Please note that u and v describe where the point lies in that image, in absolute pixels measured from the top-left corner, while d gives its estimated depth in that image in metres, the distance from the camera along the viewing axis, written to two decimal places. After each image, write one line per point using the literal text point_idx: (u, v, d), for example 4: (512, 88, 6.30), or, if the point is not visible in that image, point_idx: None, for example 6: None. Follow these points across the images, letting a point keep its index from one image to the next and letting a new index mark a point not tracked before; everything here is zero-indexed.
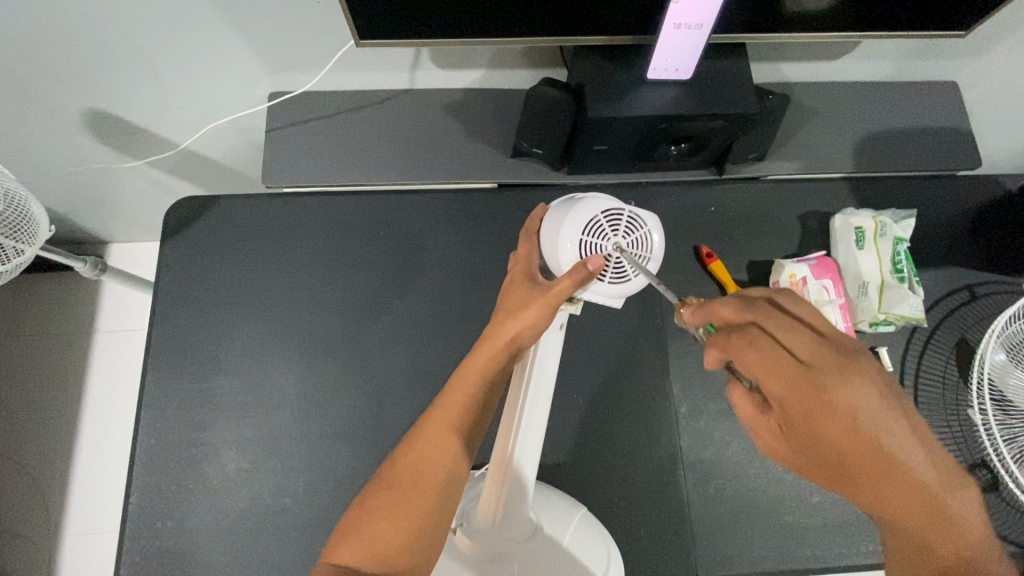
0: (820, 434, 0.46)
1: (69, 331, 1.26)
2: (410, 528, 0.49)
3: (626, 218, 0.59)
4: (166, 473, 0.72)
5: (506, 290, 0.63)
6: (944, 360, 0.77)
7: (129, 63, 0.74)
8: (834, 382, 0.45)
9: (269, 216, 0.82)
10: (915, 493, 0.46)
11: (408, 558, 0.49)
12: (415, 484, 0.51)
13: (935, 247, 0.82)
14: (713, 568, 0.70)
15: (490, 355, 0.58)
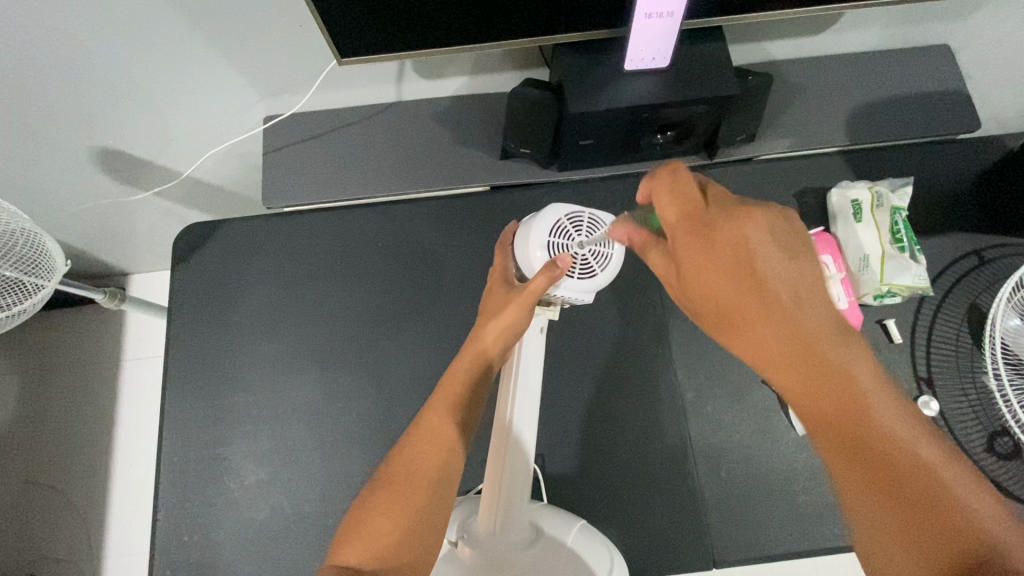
0: (708, 257, 0.48)
1: (97, 360, 1.31)
2: (412, 522, 0.51)
3: (588, 219, 0.62)
4: (189, 489, 0.75)
5: (483, 301, 0.67)
6: (956, 327, 0.75)
7: (129, 100, 0.77)
8: (721, 219, 0.48)
9: (272, 234, 0.85)
10: (805, 335, 0.46)
11: (410, 550, 0.49)
12: (412, 480, 0.53)
13: (937, 213, 0.80)
14: (730, 552, 0.70)
15: (471, 356, 0.60)
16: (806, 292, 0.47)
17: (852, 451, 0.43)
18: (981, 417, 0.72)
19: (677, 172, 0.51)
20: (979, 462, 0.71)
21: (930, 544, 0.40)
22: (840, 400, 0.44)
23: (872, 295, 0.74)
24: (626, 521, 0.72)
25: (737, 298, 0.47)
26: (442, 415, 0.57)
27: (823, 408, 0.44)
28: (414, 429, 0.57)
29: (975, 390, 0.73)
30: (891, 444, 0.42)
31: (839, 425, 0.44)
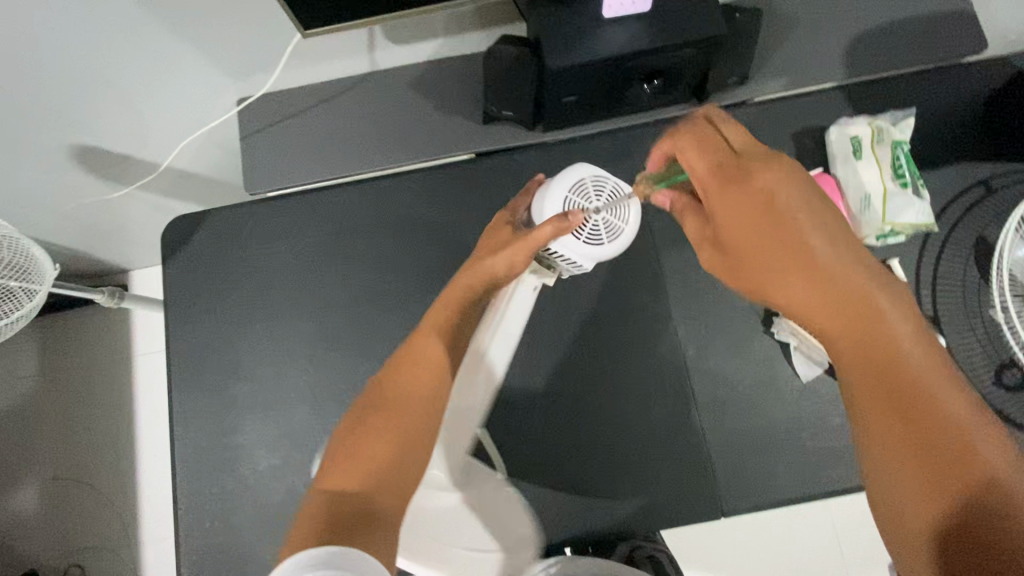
0: (737, 205, 0.46)
1: (111, 357, 1.33)
2: (401, 443, 0.52)
3: (612, 186, 0.65)
4: (203, 478, 0.76)
5: (484, 244, 0.69)
6: (963, 262, 0.73)
7: (98, 97, 0.75)
8: (758, 167, 0.46)
9: (258, 220, 0.83)
10: (833, 285, 0.44)
11: (397, 470, 0.51)
12: (399, 406, 0.54)
13: (942, 145, 0.77)
14: (738, 502, 0.71)
15: (472, 278, 0.64)
16: (844, 243, 0.45)
17: (888, 405, 0.41)
18: (989, 352, 0.71)
19: (704, 129, 0.50)
20: (988, 396, 0.70)
21: (969, 511, 0.38)
22: (863, 346, 0.43)
23: (874, 237, 0.72)
24: (634, 478, 0.72)
25: (762, 246, 0.46)
26: (433, 344, 0.59)
27: (857, 358, 0.43)
28: (401, 359, 0.58)
29: (983, 324, 0.72)
30: (923, 397, 0.41)
31: (869, 376, 0.42)
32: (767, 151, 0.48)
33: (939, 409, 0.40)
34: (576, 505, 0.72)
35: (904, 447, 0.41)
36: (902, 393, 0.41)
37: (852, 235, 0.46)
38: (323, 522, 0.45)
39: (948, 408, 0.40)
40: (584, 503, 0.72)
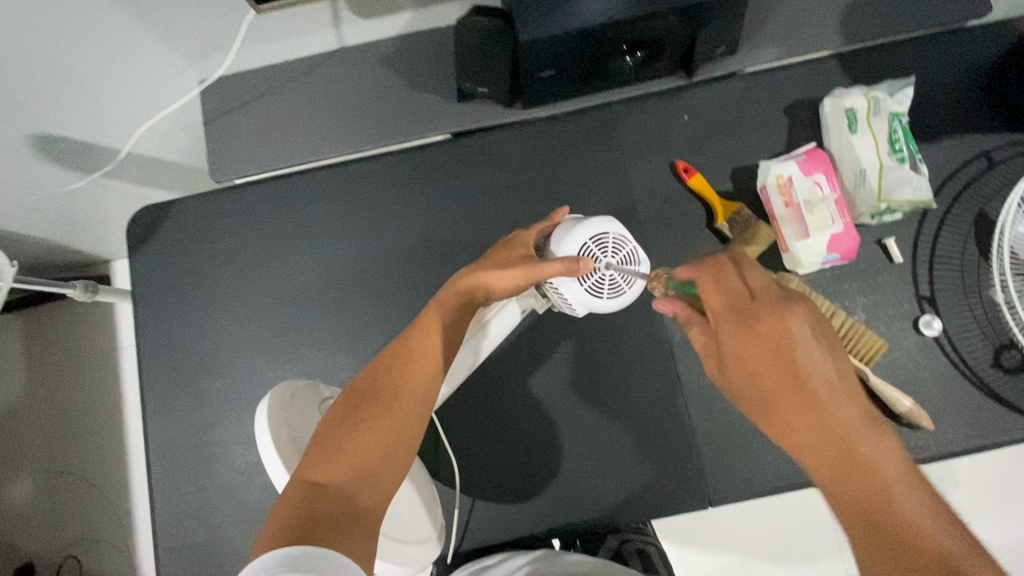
0: (747, 344, 0.49)
1: (93, 345, 1.26)
2: (390, 441, 0.53)
3: (629, 249, 0.64)
4: (180, 478, 0.74)
5: (491, 253, 0.66)
6: (962, 239, 0.70)
7: (53, 88, 0.67)
8: (769, 313, 0.49)
9: (228, 210, 0.80)
10: (832, 419, 0.47)
11: (382, 466, 0.52)
12: (389, 403, 0.55)
13: (941, 116, 0.73)
14: (728, 491, 0.69)
15: (475, 282, 0.62)
16: (845, 392, 0.49)
17: (871, 530, 0.44)
18: (988, 332, 0.68)
19: (723, 266, 0.51)
20: (985, 378, 0.68)
21: None
22: (854, 472, 0.46)
23: (870, 215, 0.68)
24: (620, 469, 0.70)
25: (771, 380, 0.49)
26: (430, 342, 0.59)
27: (847, 485, 0.46)
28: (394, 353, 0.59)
29: (982, 303, 0.69)
30: (908, 525, 0.43)
31: (858, 501, 0.45)
32: (776, 291, 0.50)
33: (921, 536, 0.43)
34: (559, 495, 0.70)
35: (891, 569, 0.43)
36: (889, 524, 0.44)
37: (852, 379, 0.50)
38: (303, 509, 0.46)
39: (934, 539, 0.42)
40: (567, 494, 0.70)
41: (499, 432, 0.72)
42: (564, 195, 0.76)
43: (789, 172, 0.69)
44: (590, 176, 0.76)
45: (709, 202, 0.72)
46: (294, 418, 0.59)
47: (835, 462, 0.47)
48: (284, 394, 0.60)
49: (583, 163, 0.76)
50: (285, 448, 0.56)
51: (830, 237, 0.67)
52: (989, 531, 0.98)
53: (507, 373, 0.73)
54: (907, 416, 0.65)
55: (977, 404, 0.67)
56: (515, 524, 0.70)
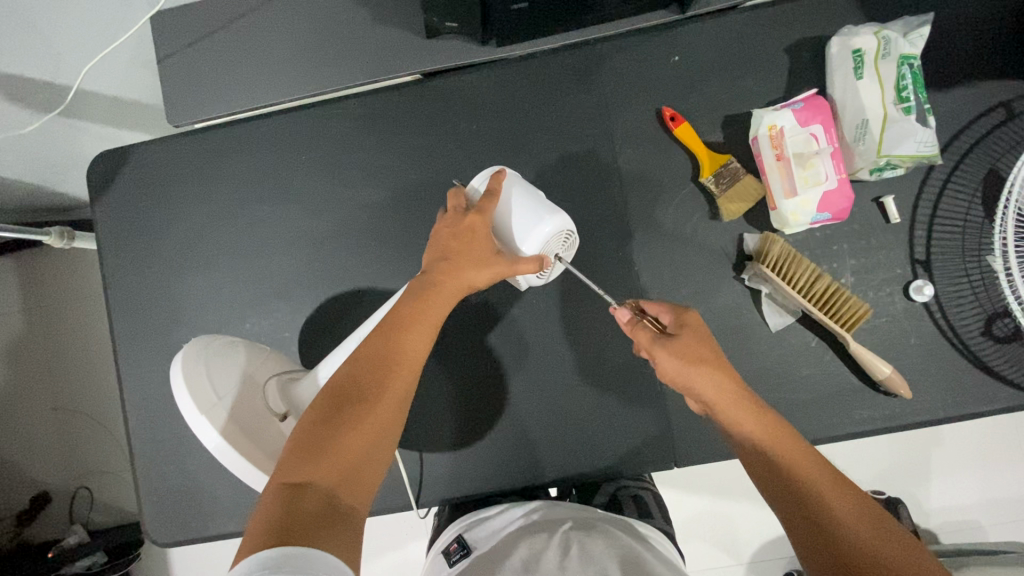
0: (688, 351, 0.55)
1: (73, 290, 1.22)
2: (373, 439, 0.51)
3: (571, 236, 0.64)
4: (156, 425, 0.74)
5: (457, 243, 0.59)
6: (966, 199, 0.65)
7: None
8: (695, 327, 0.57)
9: (185, 153, 0.75)
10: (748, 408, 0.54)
11: (366, 464, 0.50)
12: (372, 399, 0.52)
13: (959, 59, 0.66)
14: (696, 450, 0.69)
15: (456, 282, 0.58)
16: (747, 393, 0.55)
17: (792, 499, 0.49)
18: (981, 299, 0.65)
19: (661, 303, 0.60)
20: (971, 346, 0.65)
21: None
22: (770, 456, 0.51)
23: (868, 170, 0.62)
24: (588, 428, 0.70)
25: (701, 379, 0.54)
26: (410, 338, 0.55)
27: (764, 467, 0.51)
28: (380, 346, 0.55)
29: (979, 269, 0.65)
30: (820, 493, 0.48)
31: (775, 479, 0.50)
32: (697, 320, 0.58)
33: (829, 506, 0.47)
34: (526, 453, 0.70)
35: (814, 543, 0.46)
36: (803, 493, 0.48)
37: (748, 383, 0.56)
38: (282, 513, 0.44)
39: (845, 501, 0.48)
40: (534, 452, 0.70)
41: (468, 390, 0.71)
42: (542, 143, 0.70)
43: (783, 123, 0.63)
44: (571, 123, 0.69)
45: (695, 154, 0.66)
46: (227, 397, 0.58)
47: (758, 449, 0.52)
48: (202, 383, 0.56)
49: (564, 107, 0.69)
50: (235, 437, 0.56)
51: (820, 195, 0.62)
52: (965, 488, 0.99)
53: (478, 330, 0.71)
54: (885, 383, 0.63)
55: (959, 373, 0.65)
56: (481, 478, 0.71)
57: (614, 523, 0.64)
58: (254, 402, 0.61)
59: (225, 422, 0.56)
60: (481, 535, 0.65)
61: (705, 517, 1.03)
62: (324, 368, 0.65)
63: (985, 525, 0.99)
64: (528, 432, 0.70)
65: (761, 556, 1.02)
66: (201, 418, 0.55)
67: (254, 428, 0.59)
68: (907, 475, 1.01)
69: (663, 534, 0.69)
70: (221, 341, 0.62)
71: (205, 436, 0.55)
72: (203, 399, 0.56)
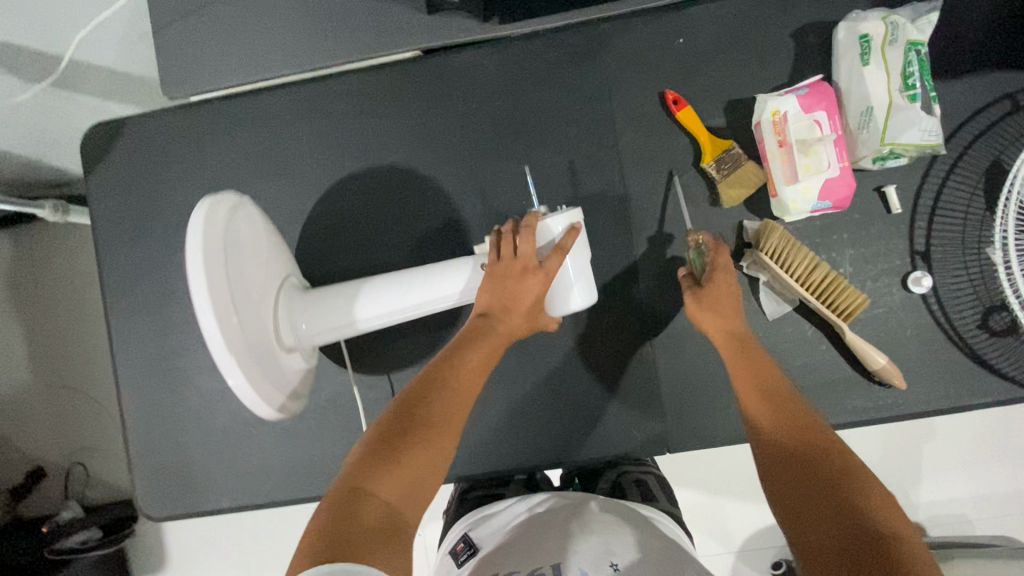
0: (722, 293, 0.60)
1: (66, 266, 1.21)
2: (437, 459, 0.50)
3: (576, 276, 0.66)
4: (149, 400, 0.74)
5: (512, 294, 0.58)
6: (968, 191, 0.64)
7: None
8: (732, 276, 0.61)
9: (180, 127, 0.73)
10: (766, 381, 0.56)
11: (426, 482, 0.49)
12: (431, 424, 0.51)
13: (966, 49, 0.65)
14: (690, 438, 0.68)
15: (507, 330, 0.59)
16: (764, 365, 0.57)
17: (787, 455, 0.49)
18: (980, 292, 0.64)
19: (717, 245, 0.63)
20: (968, 340, 0.64)
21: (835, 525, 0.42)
22: (776, 419, 0.52)
23: (871, 159, 0.62)
24: (582, 412, 0.69)
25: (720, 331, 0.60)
26: (470, 359, 0.56)
27: (767, 429, 0.52)
28: (437, 371, 0.55)
29: (979, 261, 0.64)
30: (815, 453, 0.48)
31: (777, 440, 0.50)
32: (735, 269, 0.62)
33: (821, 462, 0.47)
34: (520, 436, 0.70)
35: (799, 496, 0.45)
36: (798, 450, 0.48)
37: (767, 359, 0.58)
38: (337, 520, 0.43)
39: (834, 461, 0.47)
40: (528, 435, 0.69)
41: None
42: (543, 125, 0.69)
43: (786, 108, 0.62)
44: (572, 105, 0.68)
45: (697, 139, 0.66)
46: (242, 322, 0.51)
47: (766, 414, 0.53)
48: (225, 302, 0.49)
49: (565, 89, 0.68)
50: (252, 375, 0.51)
51: (822, 182, 0.62)
52: (955, 483, 1.00)
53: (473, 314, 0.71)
54: (879, 373, 0.63)
55: (955, 365, 0.65)
56: (472, 462, 0.70)
57: (600, 502, 0.65)
58: (258, 323, 0.54)
59: (249, 364, 0.50)
60: (486, 533, 0.67)
61: (697, 506, 1.04)
62: (365, 308, 0.64)
63: (975, 520, 0.99)
64: (522, 416, 0.70)
65: (751, 545, 1.03)
66: (229, 353, 0.48)
67: (263, 358, 0.53)
68: (899, 468, 1.01)
69: (668, 514, 0.71)
70: (231, 244, 0.52)
71: (227, 372, 0.49)
72: (227, 327, 0.48)
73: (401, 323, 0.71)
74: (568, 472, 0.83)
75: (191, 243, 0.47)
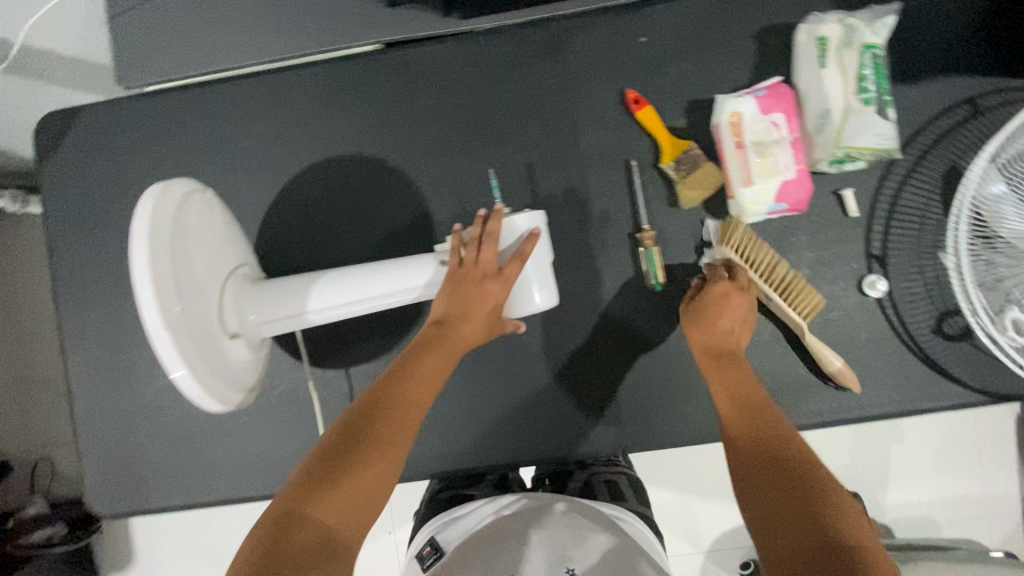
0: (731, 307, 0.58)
1: (31, 257, 1.18)
2: (384, 478, 0.49)
3: None
4: (101, 395, 0.72)
5: (471, 301, 0.57)
6: (925, 196, 0.65)
7: None
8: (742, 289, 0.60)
9: (136, 118, 0.72)
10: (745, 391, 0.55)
11: (369, 502, 0.48)
12: (377, 442, 0.50)
13: (925, 54, 0.65)
14: (647, 441, 0.67)
15: (466, 337, 0.57)
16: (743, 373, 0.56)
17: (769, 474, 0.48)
18: (936, 298, 0.64)
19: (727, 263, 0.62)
20: (922, 344, 0.65)
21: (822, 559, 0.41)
22: (758, 433, 0.51)
23: (827, 162, 0.62)
24: (539, 414, 0.68)
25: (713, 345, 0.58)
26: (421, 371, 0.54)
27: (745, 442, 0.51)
28: (387, 385, 0.53)
29: (935, 266, 0.64)
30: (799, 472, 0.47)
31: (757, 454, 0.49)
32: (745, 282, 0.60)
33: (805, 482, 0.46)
34: (476, 436, 0.69)
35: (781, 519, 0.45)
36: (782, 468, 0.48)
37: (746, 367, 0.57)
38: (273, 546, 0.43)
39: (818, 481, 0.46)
40: (483, 436, 0.69)
41: None
42: (505, 122, 0.68)
43: (743, 110, 0.62)
44: (534, 102, 0.68)
45: (657, 139, 0.65)
46: (189, 313, 0.49)
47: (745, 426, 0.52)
48: (171, 289, 0.47)
49: (529, 86, 0.68)
50: (196, 368, 0.48)
51: (779, 185, 0.62)
52: (923, 486, 1.01)
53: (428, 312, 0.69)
54: (838, 378, 0.62)
55: (909, 369, 0.65)
56: (426, 463, 0.69)
57: (566, 506, 0.65)
58: (207, 314, 0.52)
59: (194, 356, 0.48)
60: (452, 536, 0.68)
61: (667, 507, 1.04)
62: (316, 298, 0.61)
63: (942, 522, 1.00)
64: (478, 416, 0.69)
65: (721, 546, 1.03)
66: (172, 342, 0.46)
67: (209, 349, 0.51)
68: (868, 471, 1.02)
69: (638, 516, 0.71)
70: (183, 231, 0.50)
71: (169, 363, 0.46)
72: (171, 316, 0.46)
73: (356, 320, 0.69)
74: (541, 471, 0.82)
75: (138, 227, 0.46)
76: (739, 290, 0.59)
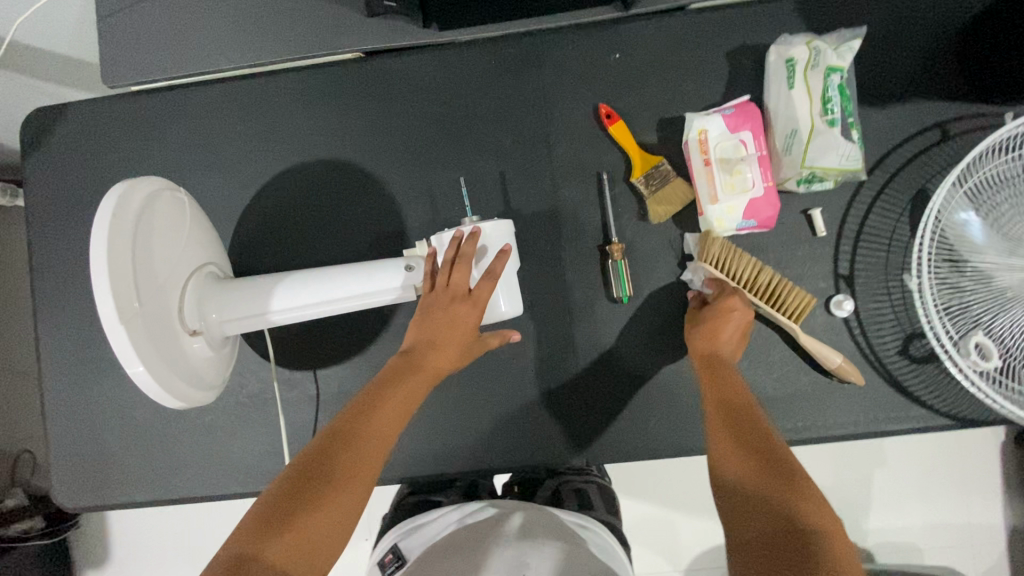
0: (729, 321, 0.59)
1: None
2: (345, 516, 0.46)
3: None
4: (72, 388, 0.73)
5: (442, 327, 0.57)
6: (894, 218, 0.65)
7: None
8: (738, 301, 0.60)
9: (121, 116, 0.73)
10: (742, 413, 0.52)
11: (327, 543, 0.44)
12: (342, 477, 0.47)
13: (895, 78, 0.65)
14: (613, 454, 0.67)
15: (437, 362, 0.57)
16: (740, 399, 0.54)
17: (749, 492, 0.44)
18: (903, 319, 0.65)
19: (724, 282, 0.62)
20: (888, 366, 0.65)
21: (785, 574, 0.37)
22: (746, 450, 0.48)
23: (795, 180, 0.62)
24: (505, 422, 0.68)
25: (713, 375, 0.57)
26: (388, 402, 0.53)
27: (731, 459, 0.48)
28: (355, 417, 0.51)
29: (903, 288, 0.64)
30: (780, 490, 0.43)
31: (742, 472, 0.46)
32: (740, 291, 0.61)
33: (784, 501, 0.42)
34: (440, 442, 0.69)
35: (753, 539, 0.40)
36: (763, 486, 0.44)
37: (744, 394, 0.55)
38: None
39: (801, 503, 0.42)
40: (448, 442, 0.68)
41: None
42: (480, 131, 0.69)
43: (712, 128, 0.63)
44: (510, 113, 0.69)
45: (627, 153, 0.66)
46: (147, 310, 0.49)
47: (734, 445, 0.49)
48: (128, 286, 0.48)
49: (505, 98, 0.69)
50: (153, 364, 0.49)
51: (747, 202, 0.62)
52: (903, 510, 1.00)
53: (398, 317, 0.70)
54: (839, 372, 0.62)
55: (875, 390, 0.65)
56: (391, 467, 0.69)
57: (527, 513, 0.65)
58: (166, 311, 0.53)
59: (150, 352, 0.48)
60: (416, 543, 0.67)
61: (645, 522, 1.03)
62: (280, 299, 0.61)
63: (923, 548, 0.99)
64: (444, 422, 0.69)
65: (698, 563, 1.02)
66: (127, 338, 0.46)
67: (167, 346, 0.51)
68: (848, 493, 1.01)
69: (603, 525, 0.70)
70: (146, 228, 0.51)
71: (126, 359, 0.47)
72: (128, 312, 0.47)
73: (327, 322, 0.70)
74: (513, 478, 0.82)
75: (98, 223, 0.47)
76: (745, 309, 0.59)
